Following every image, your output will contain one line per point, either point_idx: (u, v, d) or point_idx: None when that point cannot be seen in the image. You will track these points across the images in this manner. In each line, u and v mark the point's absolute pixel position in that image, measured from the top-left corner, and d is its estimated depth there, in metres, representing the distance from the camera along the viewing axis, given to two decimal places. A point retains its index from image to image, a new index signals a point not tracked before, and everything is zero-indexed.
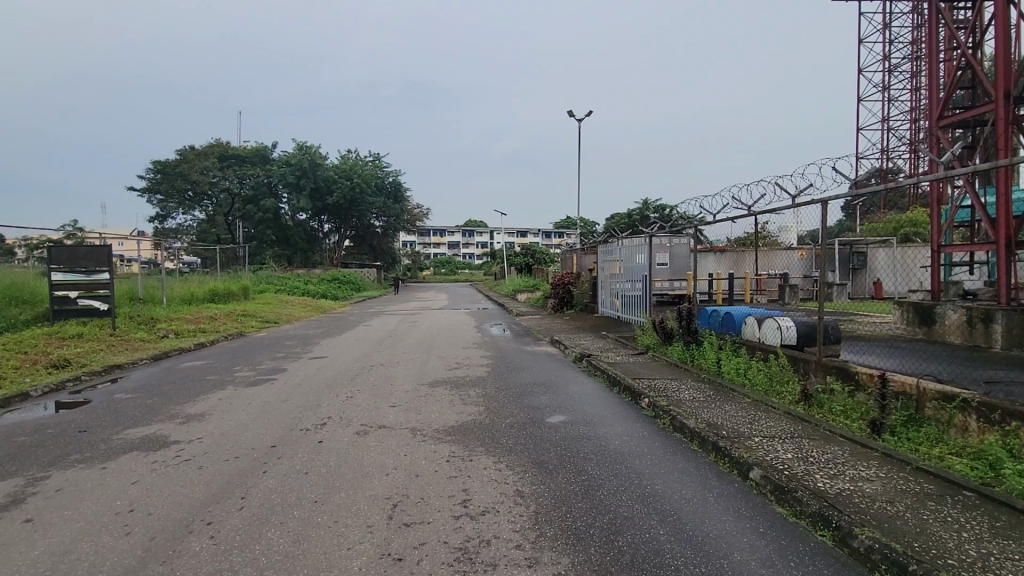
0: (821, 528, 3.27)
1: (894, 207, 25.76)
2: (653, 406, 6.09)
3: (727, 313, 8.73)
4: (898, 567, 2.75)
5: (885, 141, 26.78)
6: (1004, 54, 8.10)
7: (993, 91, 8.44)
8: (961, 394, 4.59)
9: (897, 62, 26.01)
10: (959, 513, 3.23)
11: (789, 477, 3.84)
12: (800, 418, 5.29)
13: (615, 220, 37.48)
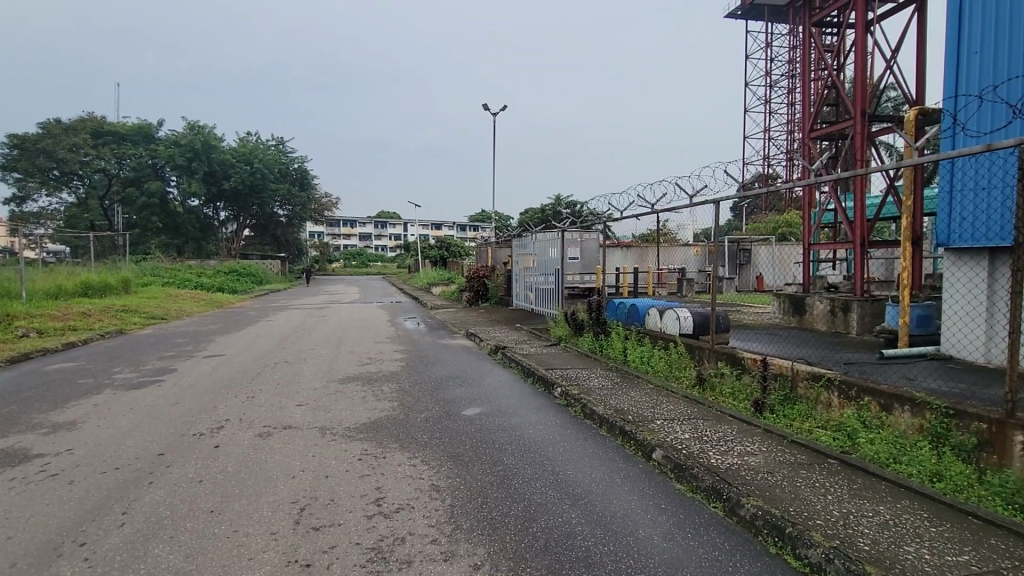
0: (713, 501, 3.60)
1: (774, 209, 28.75)
2: (565, 395, 6.32)
3: (632, 305, 9.27)
4: (776, 531, 3.08)
5: (767, 150, 29.81)
6: (861, 77, 9.30)
7: (853, 109, 9.66)
8: (826, 374, 5.24)
9: (778, 79, 29.03)
10: (825, 479, 3.71)
11: (687, 455, 4.18)
12: (696, 401, 5.77)
13: (529, 215, 38.23)
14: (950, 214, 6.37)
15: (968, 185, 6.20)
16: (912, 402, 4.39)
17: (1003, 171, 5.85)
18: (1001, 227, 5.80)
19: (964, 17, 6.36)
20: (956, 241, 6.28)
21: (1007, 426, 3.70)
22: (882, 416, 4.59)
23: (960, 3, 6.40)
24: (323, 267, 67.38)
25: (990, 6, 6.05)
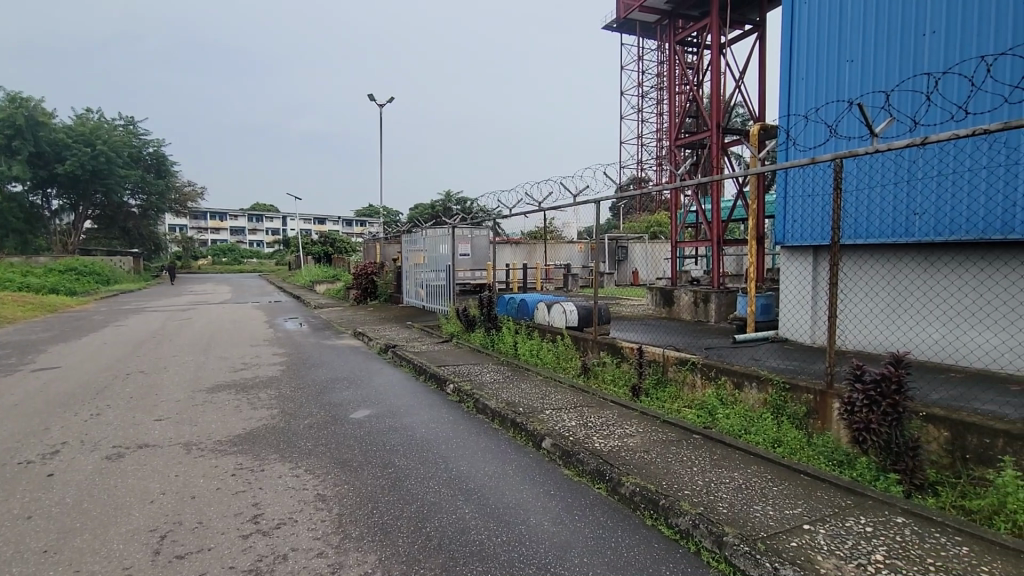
0: (598, 482, 3.85)
1: (646, 209, 31.28)
2: (457, 391, 6.33)
3: (522, 300, 9.55)
4: (652, 504, 3.37)
5: (641, 155, 32.33)
6: (716, 93, 10.43)
7: (710, 121, 10.79)
8: (691, 358, 5.83)
9: (649, 90, 31.58)
10: (691, 453, 4.14)
11: (573, 441, 4.41)
12: (581, 390, 6.11)
13: (418, 211, 37.52)
14: (785, 217, 7.39)
15: (799, 192, 7.25)
16: (758, 379, 5.04)
17: (825, 181, 6.92)
18: (823, 228, 6.86)
19: (794, 48, 7.40)
20: (790, 240, 7.31)
21: (829, 396, 4.39)
22: (735, 393, 5.24)
23: (792, 36, 7.45)
24: (186, 264, 60.27)
25: (814, 41, 7.13)
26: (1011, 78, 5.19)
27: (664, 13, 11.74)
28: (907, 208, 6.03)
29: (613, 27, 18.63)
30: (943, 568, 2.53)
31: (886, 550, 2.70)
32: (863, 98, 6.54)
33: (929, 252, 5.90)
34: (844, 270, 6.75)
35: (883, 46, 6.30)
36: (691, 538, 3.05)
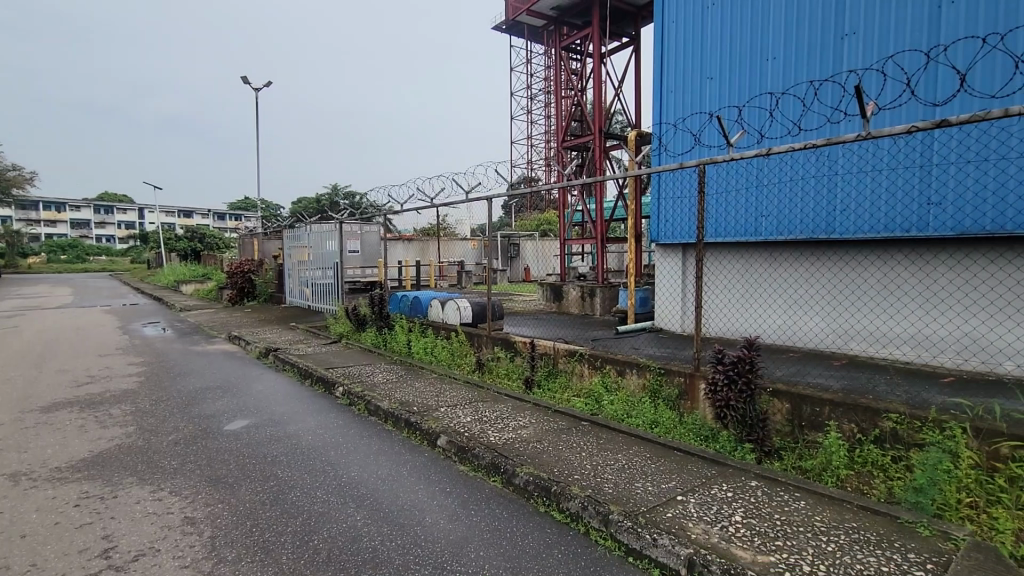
0: (493, 476, 3.91)
1: (537, 208, 32.33)
2: (347, 394, 6.06)
3: (415, 297, 9.39)
4: (545, 491, 3.50)
5: (531, 155, 33.33)
6: (598, 100, 11.06)
7: (593, 125, 11.42)
8: (578, 349, 6.15)
9: (537, 92, 32.62)
10: (580, 439, 4.36)
11: (468, 437, 4.44)
12: (476, 385, 6.16)
13: (301, 205, 35.14)
14: (659, 217, 8.06)
15: (670, 195, 7.94)
16: (638, 366, 5.44)
17: (691, 184, 7.65)
18: (691, 227, 7.60)
19: (664, 61, 8.06)
20: (664, 238, 7.99)
21: (696, 377, 4.88)
22: (618, 380, 5.62)
23: (662, 50, 8.10)
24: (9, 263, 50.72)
25: (681, 56, 7.82)
26: (832, 101, 6.14)
27: (550, 19, 12.21)
28: (757, 210, 6.87)
29: (502, 29, 18.92)
30: (786, 521, 2.93)
31: (744, 511, 3.07)
32: (721, 110, 7.31)
33: (775, 249, 6.79)
34: (708, 265, 7.54)
35: (738, 66, 7.09)
36: (580, 520, 3.23)
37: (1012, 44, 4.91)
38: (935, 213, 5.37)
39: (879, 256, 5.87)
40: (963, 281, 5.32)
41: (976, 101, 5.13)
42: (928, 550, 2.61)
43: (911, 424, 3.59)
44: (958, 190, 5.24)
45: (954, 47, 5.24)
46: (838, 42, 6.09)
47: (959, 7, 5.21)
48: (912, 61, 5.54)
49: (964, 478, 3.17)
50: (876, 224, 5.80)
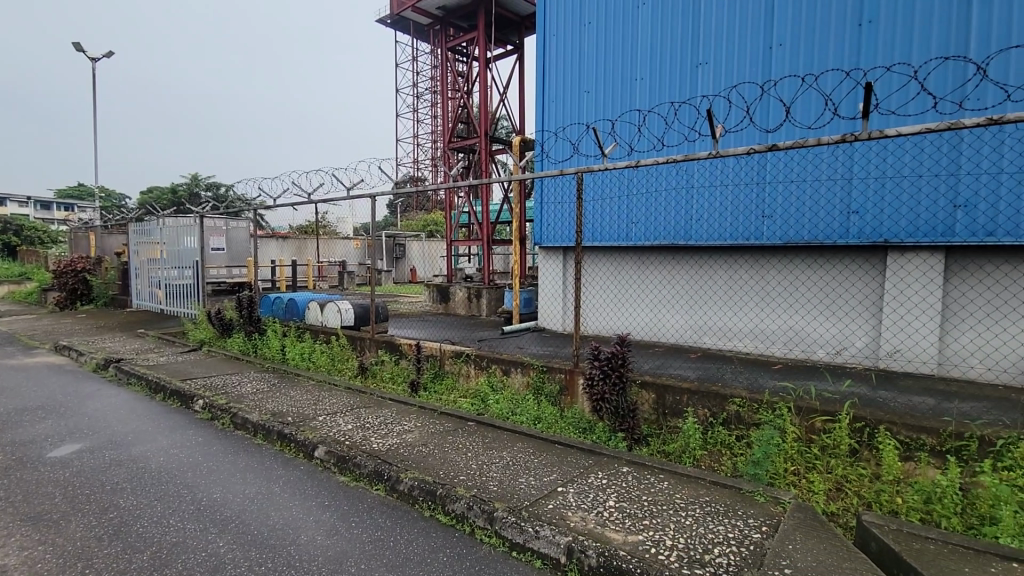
0: (376, 484, 3.78)
1: (423, 208, 31.87)
2: (209, 407, 5.45)
3: (291, 299, 8.75)
4: (430, 495, 3.46)
5: (417, 155, 32.77)
6: (484, 104, 11.21)
7: (479, 128, 11.56)
8: (464, 350, 6.18)
9: (423, 92, 32.16)
10: (466, 439, 4.38)
11: (349, 446, 4.23)
12: (358, 390, 5.91)
13: (152, 195, 30.94)
14: (542, 221, 8.39)
15: (552, 199, 8.29)
16: (522, 365, 5.61)
17: (571, 191, 8.07)
18: (571, 232, 8.01)
19: (546, 71, 8.40)
20: (547, 241, 8.34)
21: (575, 374, 5.16)
22: (503, 379, 5.75)
23: (543, 60, 8.44)
24: None
25: (561, 68, 8.21)
26: (689, 122, 6.87)
27: (436, 19, 12.12)
28: (628, 217, 7.44)
29: (388, 24, 18.37)
30: (652, 501, 3.22)
31: (617, 496, 3.30)
32: (597, 123, 7.80)
33: (643, 253, 7.41)
34: (586, 266, 8.01)
35: (611, 82, 7.63)
36: (465, 521, 3.24)
37: (822, 85, 5.88)
38: (769, 224, 6.24)
39: (727, 260, 6.68)
40: (789, 282, 6.24)
41: (798, 130, 6.06)
42: (763, 515, 3.02)
43: (750, 406, 4.14)
44: (786, 205, 6.14)
45: (782, 83, 6.16)
46: (694, 70, 6.83)
47: (785, 49, 6.13)
48: (751, 92, 6.39)
49: (789, 450, 3.73)
50: (724, 233, 6.59)
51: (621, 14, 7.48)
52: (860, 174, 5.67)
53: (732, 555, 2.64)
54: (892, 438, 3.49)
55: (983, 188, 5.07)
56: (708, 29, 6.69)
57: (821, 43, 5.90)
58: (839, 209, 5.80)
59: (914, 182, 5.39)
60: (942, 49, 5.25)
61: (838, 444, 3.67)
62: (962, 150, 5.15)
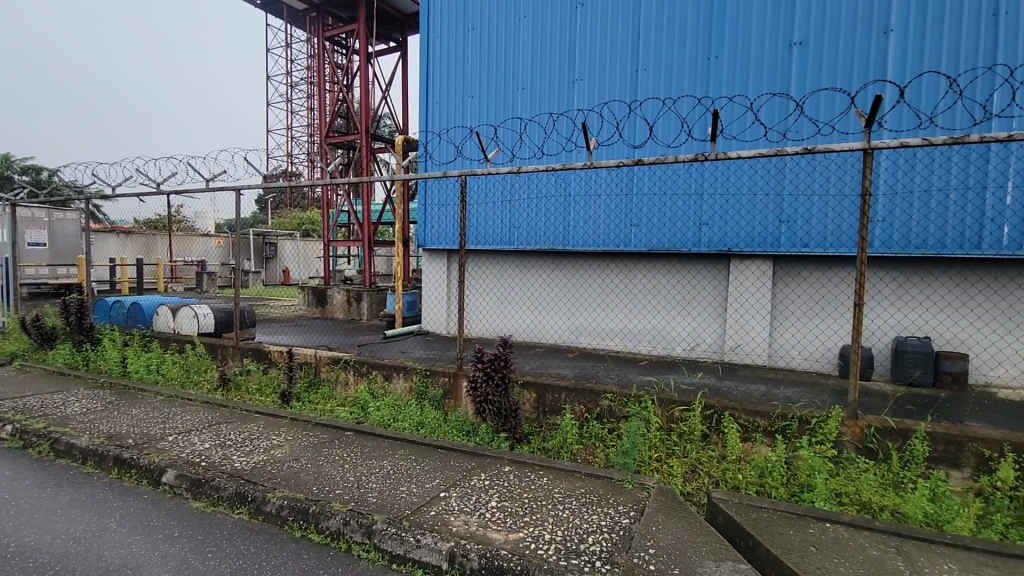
0: (238, 507, 3.42)
1: (298, 206, 29.77)
2: (20, 433, 4.54)
3: (134, 304, 7.62)
4: (301, 514, 3.22)
5: (290, 148, 30.50)
6: (365, 99, 10.78)
7: (359, 125, 11.10)
8: (343, 356, 5.86)
9: (298, 82, 30.05)
10: (343, 450, 4.15)
11: (205, 467, 3.79)
12: (218, 404, 5.31)
13: None
14: (426, 222, 8.29)
15: (435, 201, 8.22)
16: (404, 370, 5.47)
17: (454, 194, 8.06)
18: (454, 234, 8.01)
19: (429, 72, 8.32)
20: (430, 244, 8.25)
21: (459, 377, 5.15)
22: (385, 385, 5.56)
23: (427, 61, 8.35)
24: None
25: (444, 71, 8.18)
26: (567, 133, 7.24)
27: (312, 5, 11.41)
28: (509, 221, 7.62)
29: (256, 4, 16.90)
30: (532, 498, 3.32)
31: (499, 496, 3.34)
32: (480, 128, 7.90)
33: (525, 256, 7.65)
34: (470, 269, 8.08)
35: (494, 89, 7.78)
36: (342, 538, 3.06)
37: (679, 109, 6.56)
38: (636, 232, 6.79)
39: (600, 265, 7.16)
40: (652, 286, 6.86)
41: (660, 148, 6.69)
42: (631, 501, 3.27)
43: (620, 400, 4.46)
44: (650, 215, 6.72)
45: (646, 104, 6.75)
46: (571, 85, 7.22)
47: (649, 74, 6.75)
48: (620, 110, 6.92)
49: (653, 439, 4.08)
50: (597, 239, 7.03)
51: (503, 24, 7.67)
52: (710, 190, 6.40)
53: (605, 542, 2.81)
54: (734, 423, 3.98)
55: (801, 207, 5.99)
56: (583, 48, 7.12)
57: (676, 73, 6.60)
58: (693, 221, 6.49)
59: (751, 199, 6.21)
60: (772, 86, 6.14)
61: (692, 430, 4.08)
62: (786, 174, 6.06)
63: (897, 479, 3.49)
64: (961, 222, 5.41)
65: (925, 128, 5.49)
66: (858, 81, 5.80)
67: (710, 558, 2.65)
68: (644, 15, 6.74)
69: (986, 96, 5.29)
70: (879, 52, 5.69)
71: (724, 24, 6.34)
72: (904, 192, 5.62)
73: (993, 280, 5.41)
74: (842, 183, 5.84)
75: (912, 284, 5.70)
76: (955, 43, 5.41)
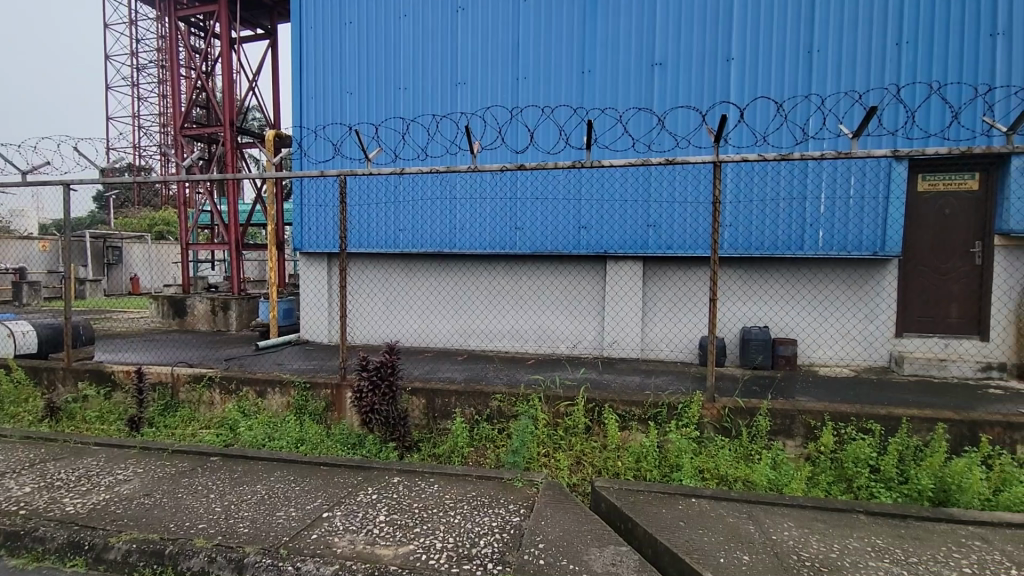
0: (71, 558, 2.91)
1: (148, 205, 26.23)
2: None
3: None
4: (156, 557, 2.82)
5: (136, 139, 26.73)
6: (229, 89, 9.80)
7: (222, 116, 10.03)
8: (206, 373, 5.26)
9: (146, 65, 26.48)
10: (208, 478, 3.72)
11: (25, 516, 3.17)
12: (44, 439, 4.48)
13: None
14: (302, 224, 7.76)
15: (312, 202, 7.73)
16: (280, 384, 5.05)
17: (334, 194, 7.65)
18: (334, 237, 7.60)
19: (302, 63, 7.79)
20: (307, 247, 7.74)
21: (343, 387, 4.89)
22: (258, 402, 5.09)
23: (300, 52, 7.81)
24: None
25: (319, 63, 7.72)
26: (451, 136, 7.23)
27: None
28: (394, 224, 7.41)
29: None
30: (422, 507, 3.24)
31: (387, 509, 3.22)
32: (360, 126, 7.58)
33: (411, 260, 7.49)
34: (352, 273, 7.71)
35: (374, 87, 7.52)
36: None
37: (558, 118, 6.87)
38: (520, 235, 6.98)
39: (487, 267, 7.25)
40: (537, 287, 7.09)
41: (540, 154, 6.94)
42: (521, 499, 3.34)
43: (509, 400, 4.54)
44: (532, 219, 6.95)
45: (527, 111, 6.97)
46: (454, 87, 7.22)
47: (528, 82, 6.98)
48: (502, 116, 7.07)
49: (541, 435, 4.21)
50: (483, 242, 7.11)
51: (383, 20, 7.44)
52: (587, 195, 6.79)
53: (496, 543, 2.84)
54: (614, 413, 4.26)
55: (665, 212, 6.59)
56: (465, 52, 7.16)
57: (553, 83, 6.91)
58: (572, 224, 6.84)
59: (623, 205, 6.70)
60: (638, 101, 6.69)
61: (576, 424, 4.29)
62: (652, 182, 6.62)
63: (748, 451, 3.98)
64: (789, 228, 6.33)
65: (760, 146, 6.34)
66: (708, 102, 6.53)
67: (594, 544, 2.80)
68: (523, 25, 6.96)
69: (805, 121, 6.25)
70: (725, 77, 6.46)
71: (596, 41, 6.76)
72: (745, 201, 6.44)
73: (813, 276, 6.41)
74: (698, 192, 6.52)
75: (755, 280, 6.55)
76: (782, 73, 6.32)
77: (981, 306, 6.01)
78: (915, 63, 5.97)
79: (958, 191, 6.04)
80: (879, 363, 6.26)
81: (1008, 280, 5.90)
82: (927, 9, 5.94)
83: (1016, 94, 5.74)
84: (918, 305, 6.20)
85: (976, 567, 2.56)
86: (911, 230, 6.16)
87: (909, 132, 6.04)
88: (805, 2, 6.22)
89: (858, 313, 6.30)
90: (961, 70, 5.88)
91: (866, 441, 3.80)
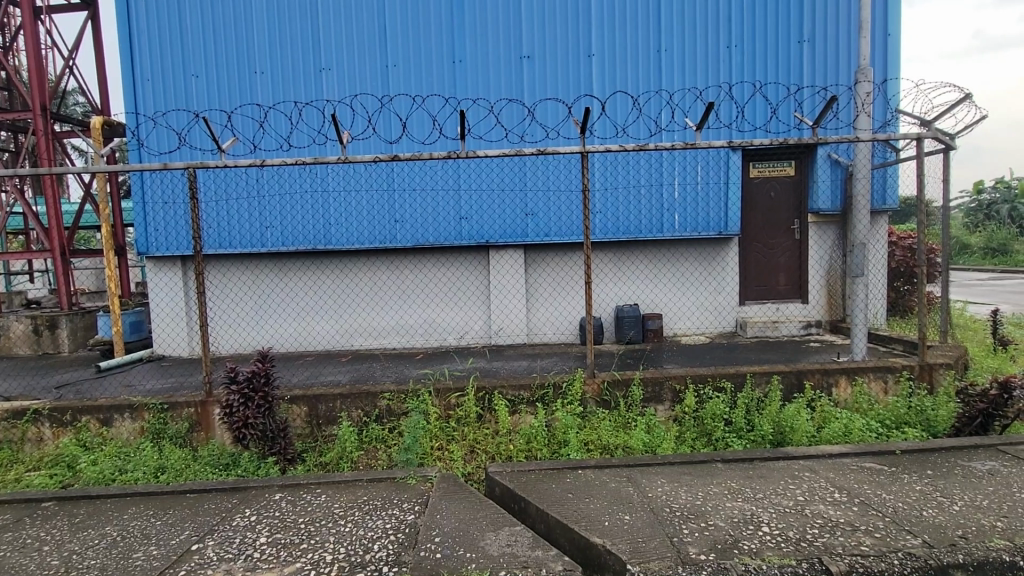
0: None
1: None
2: None
3: None
4: None
5: None
6: (37, 68, 8.22)
7: (30, 101, 8.39)
8: (31, 406, 4.43)
9: None
10: (40, 528, 3.15)
11: None
12: None
13: None
14: (146, 225, 6.82)
15: (157, 199, 6.82)
16: (130, 409, 4.42)
17: (183, 190, 6.83)
18: (188, 238, 6.80)
19: (131, 39, 6.75)
20: (154, 250, 6.83)
21: (209, 405, 4.44)
22: (102, 432, 4.41)
23: (128, 27, 6.74)
24: None
25: (153, 40, 6.76)
26: (316, 126, 6.80)
27: None
28: (259, 221, 6.81)
29: None
30: (308, 521, 3.06)
31: (268, 530, 2.99)
32: (209, 113, 6.82)
33: (281, 259, 6.95)
34: (213, 277, 6.97)
35: (224, 70, 6.80)
36: None
37: (430, 108, 6.77)
38: (400, 228, 6.81)
39: (368, 262, 6.97)
40: (422, 280, 7.00)
41: (415, 144, 6.82)
42: (415, 496, 3.29)
43: (399, 398, 4.45)
44: (411, 211, 6.82)
45: (398, 100, 6.77)
46: (317, 74, 6.79)
47: (398, 70, 6.78)
48: (371, 104, 6.79)
49: (433, 429, 4.17)
50: (361, 237, 6.81)
51: None
52: (466, 185, 6.82)
53: (391, 544, 2.78)
54: (504, 399, 4.36)
55: (541, 201, 6.83)
56: (327, 35, 6.74)
57: (424, 72, 6.78)
58: (453, 215, 6.82)
59: (500, 195, 6.82)
60: (510, 92, 6.82)
61: (468, 414, 4.33)
62: (527, 172, 6.82)
63: (626, 420, 4.30)
64: (650, 213, 6.92)
65: (621, 137, 6.83)
66: (574, 95, 6.86)
67: (489, 529, 2.85)
68: (389, 9, 6.72)
69: (657, 114, 6.85)
70: (588, 71, 6.83)
71: (465, 30, 6.75)
72: (612, 189, 6.91)
73: (672, 255, 7.09)
74: (569, 181, 6.85)
75: (624, 261, 7.08)
76: (637, 70, 6.83)
77: (802, 274, 7.10)
78: (743, 64, 6.81)
79: (780, 177, 7.05)
80: (728, 328, 7.12)
81: (819, 251, 7.04)
82: (752, 17, 6.78)
83: (818, 94, 6.84)
84: (755, 278, 7.16)
85: (806, 493, 3.05)
86: (747, 211, 7.08)
87: (741, 125, 6.88)
88: (653, 5, 6.77)
89: (710, 287, 7.10)
90: (778, 71, 6.83)
91: (720, 399, 4.31)
